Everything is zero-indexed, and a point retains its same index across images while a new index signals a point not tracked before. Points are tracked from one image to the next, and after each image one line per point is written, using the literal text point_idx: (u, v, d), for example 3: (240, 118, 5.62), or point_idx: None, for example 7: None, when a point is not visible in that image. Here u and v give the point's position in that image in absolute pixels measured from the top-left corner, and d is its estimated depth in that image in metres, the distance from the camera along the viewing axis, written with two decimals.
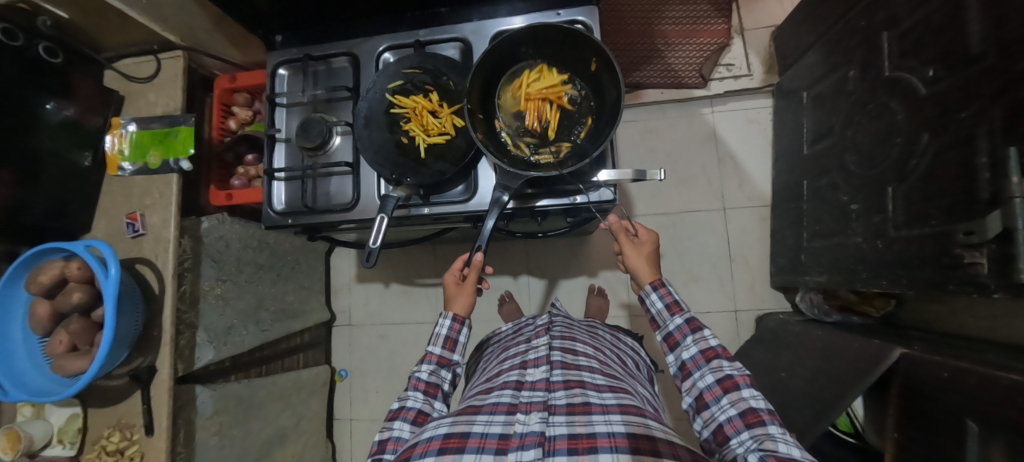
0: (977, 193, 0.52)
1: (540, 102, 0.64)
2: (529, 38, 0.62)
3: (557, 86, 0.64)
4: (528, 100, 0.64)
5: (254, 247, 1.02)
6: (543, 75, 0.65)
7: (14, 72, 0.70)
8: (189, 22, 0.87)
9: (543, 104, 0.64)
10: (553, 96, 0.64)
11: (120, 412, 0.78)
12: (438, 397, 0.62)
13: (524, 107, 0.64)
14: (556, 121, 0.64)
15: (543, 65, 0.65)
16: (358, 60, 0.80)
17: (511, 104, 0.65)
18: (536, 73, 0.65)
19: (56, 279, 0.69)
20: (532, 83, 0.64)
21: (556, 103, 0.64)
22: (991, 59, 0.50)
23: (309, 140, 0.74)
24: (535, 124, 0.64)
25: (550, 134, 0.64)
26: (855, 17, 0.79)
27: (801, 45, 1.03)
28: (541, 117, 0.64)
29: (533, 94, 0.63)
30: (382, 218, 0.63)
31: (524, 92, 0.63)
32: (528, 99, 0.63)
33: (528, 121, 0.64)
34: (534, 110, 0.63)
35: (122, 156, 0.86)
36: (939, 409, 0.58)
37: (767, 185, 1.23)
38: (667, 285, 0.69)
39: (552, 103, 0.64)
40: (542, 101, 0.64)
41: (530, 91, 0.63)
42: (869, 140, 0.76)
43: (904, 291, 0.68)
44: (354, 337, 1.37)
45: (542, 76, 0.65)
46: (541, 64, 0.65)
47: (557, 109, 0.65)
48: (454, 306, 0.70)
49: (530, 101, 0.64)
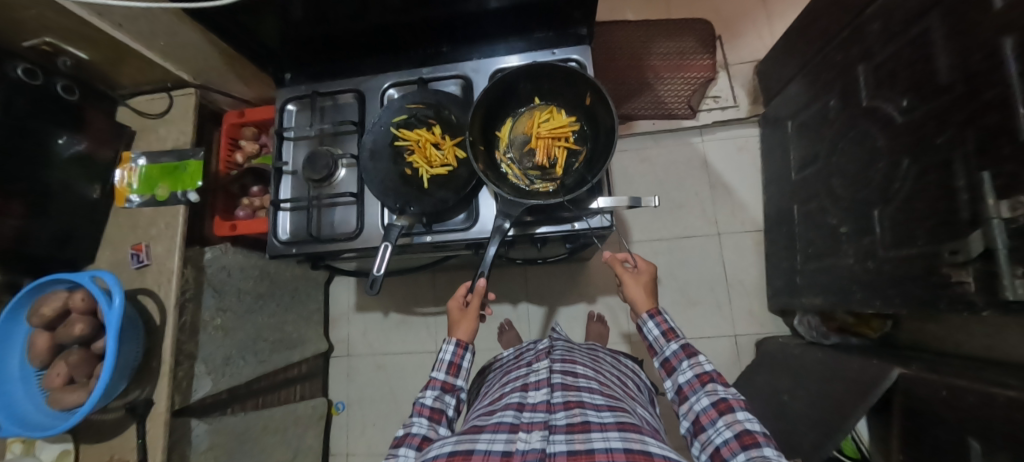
0: (958, 214, 0.55)
1: (550, 141, 0.66)
2: (528, 78, 0.66)
3: (566, 125, 0.67)
4: (538, 138, 0.66)
5: (254, 276, 1.03)
6: (553, 116, 0.68)
7: (34, 109, 0.73)
8: (202, 61, 0.92)
9: (553, 143, 0.66)
10: (562, 136, 0.66)
11: (113, 447, 0.76)
12: (443, 423, 0.61)
13: (535, 145, 0.66)
14: (564, 159, 0.67)
15: (553, 106, 0.68)
16: (364, 96, 0.84)
17: (522, 142, 0.68)
18: (546, 112, 0.68)
19: (59, 310, 0.69)
20: (543, 122, 0.67)
21: (564, 142, 0.67)
22: (959, 90, 0.54)
23: (315, 172, 0.77)
24: (545, 162, 0.66)
25: (559, 171, 0.66)
26: (832, 51, 0.85)
27: (783, 77, 1.09)
28: (551, 154, 0.66)
29: (544, 133, 0.65)
30: (386, 245, 0.65)
31: (535, 132, 0.66)
32: (539, 138, 0.66)
33: (538, 159, 0.66)
34: (544, 148, 0.66)
35: (131, 188, 0.88)
36: (942, 429, 0.58)
37: (758, 209, 1.27)
38: (663, 313, 0.70)
39: (561, 142, 0.66)
40: (552, 139, 0.66)
41: (541, 131, 0.66)
42: (854, 165, 0.79)
43: (898, 311, 0.69)
44: (353, 368, 1.35)
45: (552, 117, 0.67)
46: (551, 105, 0.68)
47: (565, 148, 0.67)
48: (458, 331, 0.70)
49: (541, 140, 0.66)
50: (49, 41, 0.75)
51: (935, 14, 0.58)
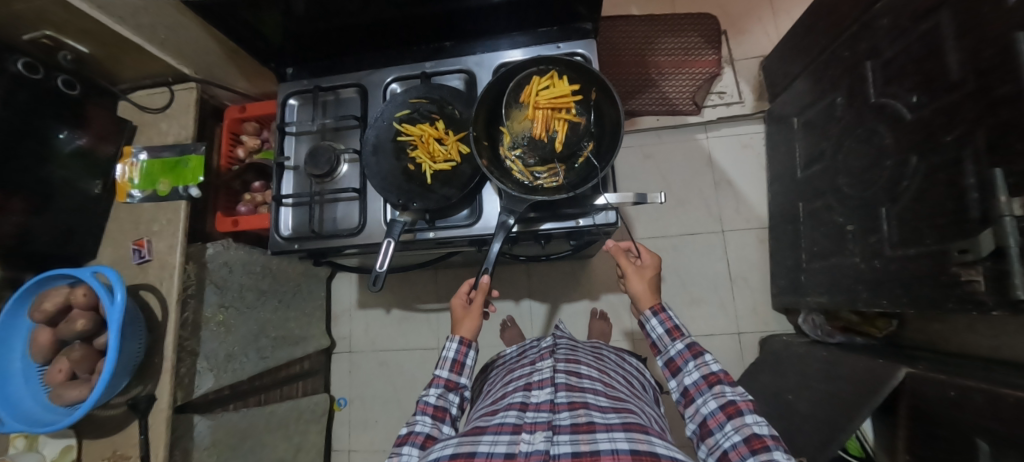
0: (968, 213, 0.54)
1: (549, 111, 0.61)
2: (539, 71, 0.64)
3: (567, 96, 0.62)
4: (536, 108, 0.61)
5: (256, 272, 1.02)
6: (554, 83, 0.63)
7: (33, 104, 0.73)
8: (204, 55, 0.92)
9: (551, 114, 0.61)
10: (563, 106, 0.61)
11: (116, 443, 0.76)
12: (445, 421, 0.61)
13: (533, 115, 0.61)
14: (564, 132, 0.61)
15: (554, 72, 0.63)
16: (366, 91, 0.83)
17: (520, 112, 0.62)
18: (547, 79, 0.63)
19: (61, 306, 0.69)
20: (542, 90, 0.62)
21: (565, 114, 0.62)
22: (970, 86, 0.53)
23: (317, 167, 0.76)
24: (542, 134, 0.61)
25: (558, 146, 0.61)
26: (840, 47, 0.84)
27: (789, 74, 1.08)
28: (550, 127, 0.61)
29: (543, 103, 0.61)
30: (388, 241, 0.65)
31: (533, 100, 0.61)
32: (536, 108, 0.61)
33: (536, 131, 0.61)
34: (542, 120, 0.61)
35: (132, 183, 0.87)
36: (950, 430, 0.58)
37: (762, 206, 1.26)
38: (667, 310, 0.69)
39: (562, 113, 0.61)
40: (551, 111, 0.61)
41: (540, 99, 0.61)
42: (860, 163, 0.79)
43: (904, 310, 0.69)
44: (354, 365, 1.35)
45: (553, 84, 0.62)
46: (552, 71, 0.63)
47: (566, 120, 0.62)
48: (461, 329, 0.70)
49: (538, 110, 0.61)
50: (49, 34, 0.74)
51: (945, 10, 0.57)
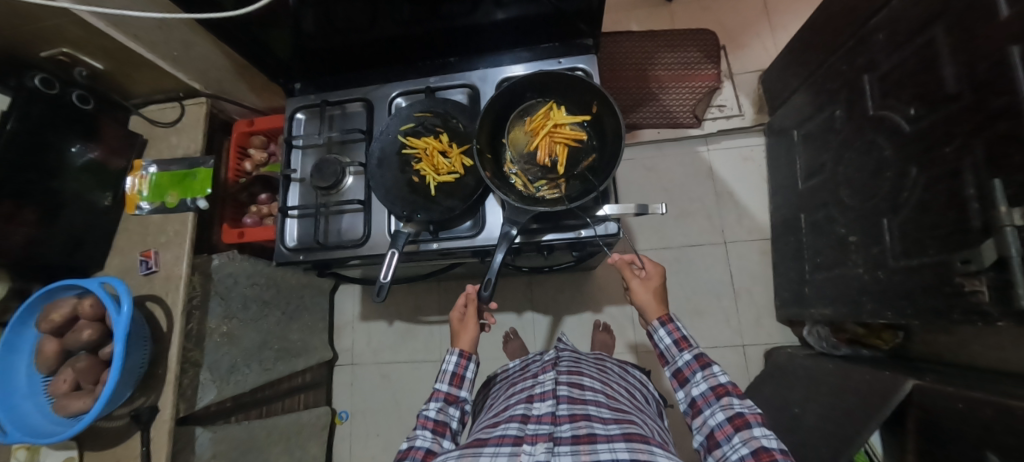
0: (969, 223, 0.54)
1: (550, 139, 0.65)
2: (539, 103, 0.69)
3: (568, 123, 0.65)
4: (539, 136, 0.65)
5: (261, 283, 1.03)
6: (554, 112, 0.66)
7: (48, 119, 0.75)
8: (214, 71, 0.95)
9: (553, 140, 0.64)
10: (564, 135, 0.64)
11: (116, 455, 0.76)
12: (446, 436, 0.60)
13: (536, 145, 0.64)
14: (565, 156, 0.64)
15: (552, 103, 0.67)
16: (371, 105, 0.84)
17: (524, 143, 0.66)
18: (550, 110, 0.66)
19: (68, 316, 0.69)
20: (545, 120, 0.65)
21: (567, 139, 0.64)
22: (967, 99, 0.54)
23: (322, 180, 0.78)
24: (545, 160, 0.64)
25: (560, 168, 0.64)
26: (838, 60, 0.85)
27: (788, 87, 1.09)
28: (552, 152, 0.64)
29: (545, 132, 0.64)
30: (392, 252, 0.65)
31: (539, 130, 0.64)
32: (542, 136, 0.64)
33: (539, 157, 0.64)
34: (546, 147, 0.64)
35: (141, 195, 0.89)
36: (961, 444, 0.57)
37: (765, 218, 1.26)
38: (675, 321, 0.69)
39: (564, 140, 0.64)
40: (553, 138, 0.64)
41: (541, 129, 0.64)
42: (861, 174, 0.79)
43: (910, 322, 0.68)
44: (356, 378, 1.34)
45: (553, 114, 0.66)
46: (552, 101, 0.67)
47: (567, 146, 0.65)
48: (460, 343, 0.72)
49: (543, 138, 0.64)
50: (66, 51, 0.77)
51: (940, 24, 0.58)
